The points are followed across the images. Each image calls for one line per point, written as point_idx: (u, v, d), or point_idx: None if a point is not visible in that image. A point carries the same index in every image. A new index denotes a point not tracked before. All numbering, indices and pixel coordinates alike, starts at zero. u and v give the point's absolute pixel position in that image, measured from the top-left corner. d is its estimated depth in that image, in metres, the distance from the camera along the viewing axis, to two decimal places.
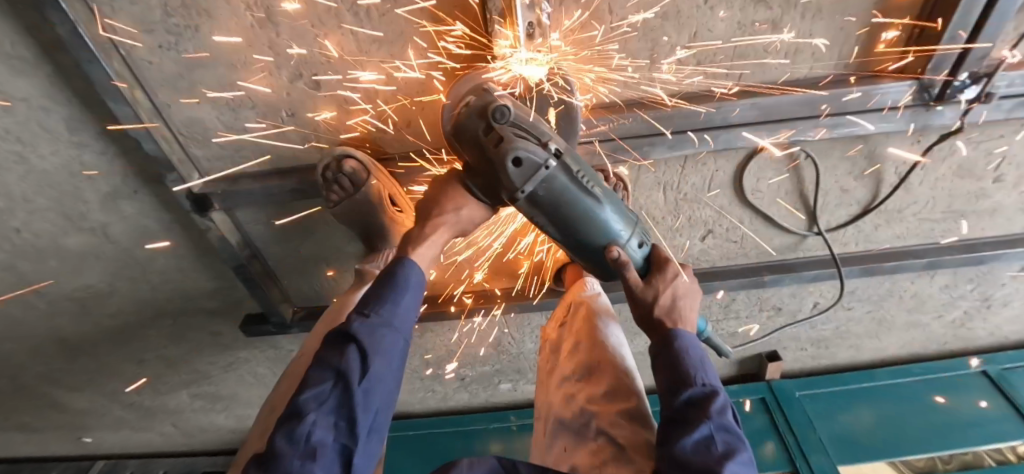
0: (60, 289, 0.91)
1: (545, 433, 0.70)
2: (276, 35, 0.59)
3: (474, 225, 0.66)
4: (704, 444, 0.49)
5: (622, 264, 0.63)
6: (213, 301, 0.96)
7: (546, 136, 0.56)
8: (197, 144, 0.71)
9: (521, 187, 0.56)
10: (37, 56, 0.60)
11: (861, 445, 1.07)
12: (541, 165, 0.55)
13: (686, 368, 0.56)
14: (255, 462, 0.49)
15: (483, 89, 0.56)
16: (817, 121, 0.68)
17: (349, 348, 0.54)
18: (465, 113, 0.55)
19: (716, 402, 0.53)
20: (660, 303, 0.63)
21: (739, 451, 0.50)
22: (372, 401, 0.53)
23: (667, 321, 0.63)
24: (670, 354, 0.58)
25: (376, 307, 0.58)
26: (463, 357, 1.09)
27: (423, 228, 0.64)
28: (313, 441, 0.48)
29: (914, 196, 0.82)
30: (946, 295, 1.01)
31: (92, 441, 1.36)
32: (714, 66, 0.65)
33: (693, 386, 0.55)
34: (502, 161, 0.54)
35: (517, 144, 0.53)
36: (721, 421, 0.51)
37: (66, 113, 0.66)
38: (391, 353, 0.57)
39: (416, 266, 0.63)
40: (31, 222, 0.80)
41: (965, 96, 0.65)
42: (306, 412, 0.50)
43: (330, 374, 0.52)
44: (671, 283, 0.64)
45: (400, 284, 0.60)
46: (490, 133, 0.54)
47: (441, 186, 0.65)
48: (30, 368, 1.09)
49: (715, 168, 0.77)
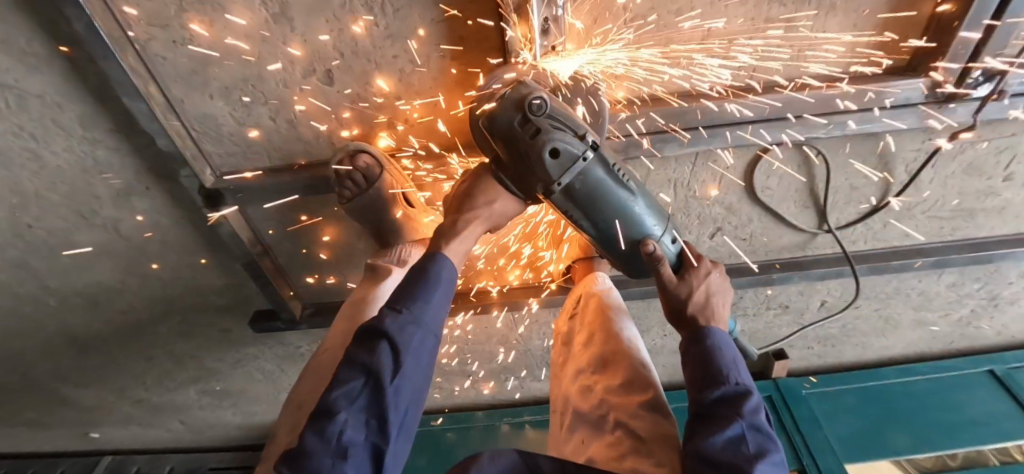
0: (71, 285, 0.92)
1: (562, 426, 0.71)
2: (290, 31, 0.60)
3: (506, 219, 0.67)
4: (735, 443, 0.50)
5: (656, 258, 0.64)
6: (222, 297, 0.96)
7: (583, 129, 0.57)
8: (209, 140, 0.71)
9: (558, 179, 0.58)
10: (52, 51, 0.60)
11: (868, 443, 1.08)
12: (578, 157, 0.57)
13: (718, 367, 0.57)
14: (287, 457, 0.51)
15: (518, 81, 0.57)
16: (828, 119, 0.68)
17: (379, 345, 0.54)
18: (500, 105, 0.55)
19: (749, 402, 0.53)
20: (693, 298, 0.64)
21: (769, 452, 0.50)
22: (401, 399, 0.54)
23: (699, 318, 0.63)
24: (702, 348, 0.60)
25: (407, 304, 0.58)
26: (471, 354, 1.09)
27: (455, 222, 0.65)
28: (343, 441, 0.50)
29: (924, 194, 0.82)
30: (954, 293, 1.01)
31: (99, 437, 1.36)
32: (726, 62, 0.65)
33: (726, 384, 0.56)
34: (540, 151, 0.56)
35: (555, 135, 0.55)
36: (753, 421, 0.52)
37: (81, 109, 0.66)
38: (421, 351, 0.57)
39: (447, 261, 0.63)
40: (42, 218, 0.80)
41: (978, 93, 0.65)
42: (337, 411, 0.51)
43: (359, 372, 0.53)
44: (705, 279, 0.66)
45: (432, 280, 0.60)
46: (526, 125, 0.55)
47: (471, 180, 0.65)
48: (39, 364, 1.09)
49: (725, 166, 0.77)
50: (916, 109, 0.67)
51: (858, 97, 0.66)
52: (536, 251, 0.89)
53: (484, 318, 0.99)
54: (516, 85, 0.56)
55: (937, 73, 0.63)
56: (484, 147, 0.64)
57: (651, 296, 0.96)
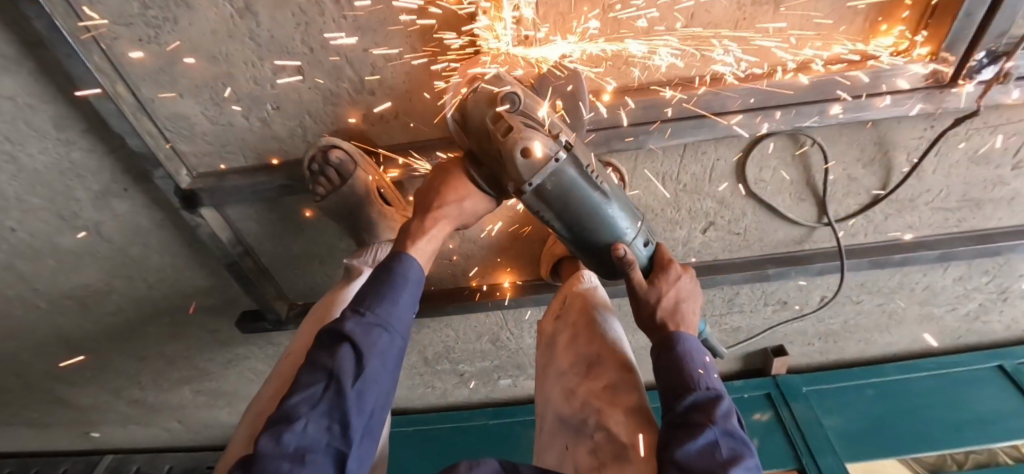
0: (58, 288, 0.92)
1: (544, 431, 0.68)
2: (256, 25, 0.58)
3: (475, 217, 0.66)
4: (709, 449, 0.47)
5: (628, 262, 0.63)
6: (209, 298, 0.95)
7: (557, 129, 0.55)
8: (183, 140, 0.70)
9: (529, 179, 0.55)
10: (18, 53, 0.59)
11: (870, 441, 1.04)
12: (551, 157, 0.54)
13: (688, 373, 0.55)
14: (239, 464, 0.49)
15: (492, 75, 0.55)
16: (822, 107, 0.64)
17: (342, 347, 0.53)
18: (473, 99, 0.54)
19: (722, 406, 0.51)
20: (666, 302, 0.63)
21: (744, 456, 0.48)
22: (365, 403, 0.53)
23: (670, 323, 0.62)
24: (672, 356, 0.58)
25: (373, 305, 0.57)
26: (462, 353, 1.08)
27: (422, 220, 0.64)
28: (302, 445, 0.48)
29: (927, 184, 0.79)
30: (962, 287, 0.97)
31: (99, 437, 1.38)
32: (712, 49, 0.62)
33: (697, 390, 0.54)
34: (511, 151, 0.53)
35: (527, 135, 0.52)
36: (726, 426, 0.50)
37: (53, 111, 0.65)
38: (387, 353, 0.56)
39: (414, 261, 0.62)
40: (24, 221, 0.80)
41: (982, 77, 0.62)
42: (297, 417, 0.49)
43: (321, 377, 0.52)
44: (675, 284, 0.64)
45: (398, 281, 0.60)
46: (499, 121, 0.54)
47: (440, 176, 0.63)
48: (35, 365, 1.10)
49: (715, 157, 0.74)
50: (917, 95, 0.64)
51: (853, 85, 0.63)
52: (523, 247, 0.86)
53: (472, 317, 0.97)
54: (490, 79, 0.54)
55: (941, 57, 0.61)
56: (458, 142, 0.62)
57: None
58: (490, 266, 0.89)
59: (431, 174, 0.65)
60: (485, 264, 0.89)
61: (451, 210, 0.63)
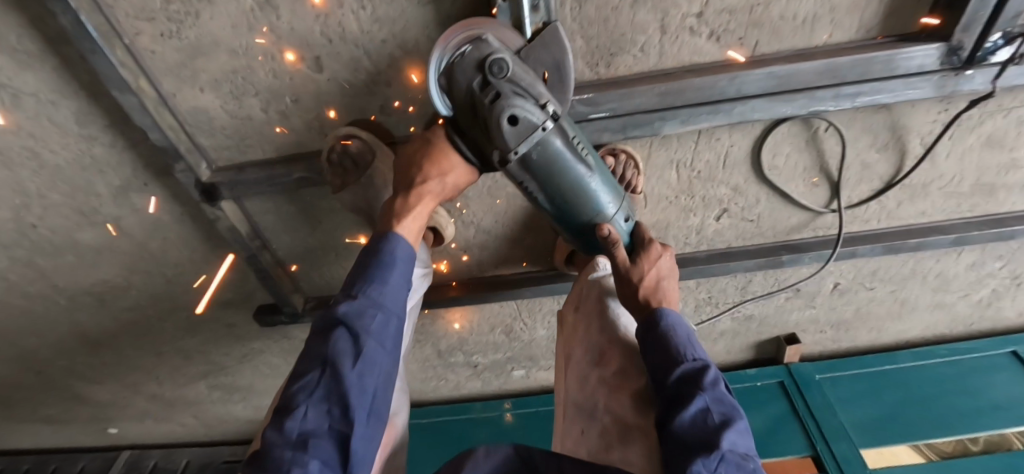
0: (78, 284, 0.93)
1: (564, 418, 0.70)
2: (276, 18, 0.59)
3: (457, 192, 0.66)
4: (700, 416, 0.51)
5: (612, 241, 0.64)
6: (225, 293, 0.96)
7: (544, 97, 0.55)
8: (203, 134, 0.71)
9: (514, 147, 0.55)
10: (43, 49, 0.60)
11: (885, 429, 1.05)
12: (537, 126, 0.54)
13: (674, 347, 0.57)
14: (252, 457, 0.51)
15: (478, 38, 0.54)
16: (835, 92, 0.65)
17: (335, 332, 0.55)
18: (459, 64, 0.55)
19: (708, 375, 0.54)
20: (648, 281, 0.64)
21: (735, 419, 0.51)
22: (363, 382, 0.53)
23: (653, 300, 0.63)
24: (655, 332, 0.59)
25: (363, 288, 0.58)
26: (475, 345, 1.08)
27: (407, 198, 0.63)
28: (305, 430, 0.50)
29: (941, 169, 0.79)
30: (975, 273, 0.97)
31: (116, 433, 1.39)
32: (728, 35, 0.63)
33: (684, 362, 0.56)
34: (497, 118, 0.53)
35: (513, 102, 0.53)
36: (715, 392, 0.53)
37: (75, 106, 0.66)
38: (382, 333, 0.57)
39: (402, 240, 0.62)
40: (45, 217, 0.81)
41: (997, 58, 0.62)
42: (296, 406, 0.51)
43: (317, 364, 0.53)
44: (657, 262, 0.66)
45: (387, 261, 0.60)
46: (486, 88, 0.54)
47: (421, 150, 0.63)
48: (54, 362, 1.11)
49: (729, 144, 0.74)
50: (930, 78, 0.64)
51: (867, 68, 0.63)
52: (537, 238, 0.87)
53: (486, 308, 0.97)
54: (476, 42, 0.54)
55: (953, 38, 0.60)
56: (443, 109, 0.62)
57: None
58: (504, 256, 0.90)
59: (413, 146, 0.64)
60: (498, 254, 0.90)
61: (436, 186, 0.63)
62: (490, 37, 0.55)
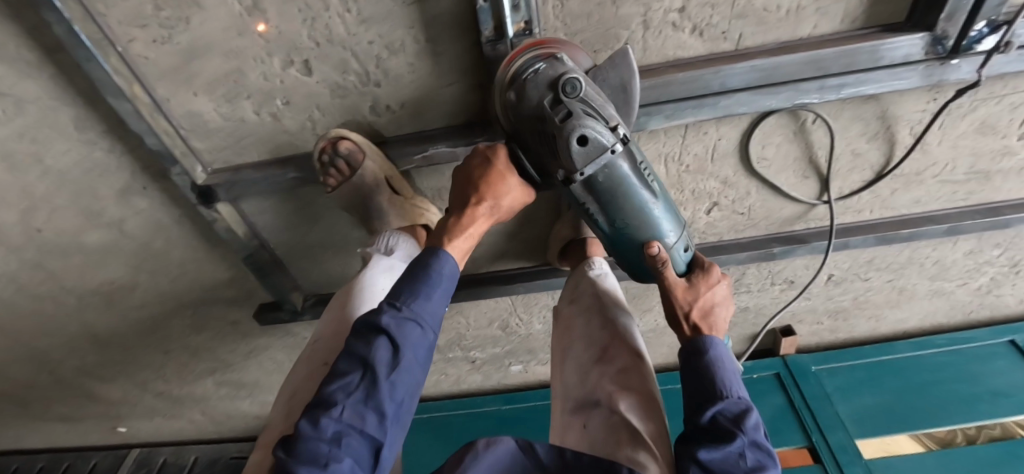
0: (83, 285, 0.95)
1: (559, 413, 0.68)
2: (265, 22, 0.60)
3: (510, 211, 0.68)
4: (734, 457, 0.49)
5: (660, 262, 0.65)
6: (227, 292, 0.98)
7: (614, 120, 0.57)
8: (198, 137, 0.73)
9: (581, 169, 0.58)
10: (43, 57, 0.62)
11: (882, 417, 1.04)
12: (606, 148, 0.57)
13: (716, 381, 0.56)
14: (281, 445, 0.51)
15: (553, 56, 0.56)
16: (821, 83, 0.65)
17: (378, 338, 0.54)
18: (531, 81, 0.56)
19: (752, 417, 0.52)
20: (700, 303, 0.65)
21: (768, 468, 0.49)
22: (396, 393, 0.53)
23: (703, 326, 0.64)
24: (702, 360, 0.59)
25: (408, 301, 0.57)
26: (474, 340, 1.10)
27: (459, 218, 0.64)
28: (338, 429, 0.49)
29: (933, 157, 0.78)
30: (972, 262, 0.97)
31: (127, 431, 1.42)
32: (712, 29, 0.63)
33: (726, 399, 0.54)
34: (568, 137, 0.56)
35: (585, 123, 0.55)
36: (754, 437, 0.51)
37: (74, 112, 0.68)
38: (420, 346, 0.56)
39: (450, 257, 0.62)
40: (50, 220, 0.83)
41: (983, 47, 0.62)
42: (334, 403, 0.51)
43: (358, 366, 0.53)
44: (712, 289, 0.66)
45: (433, 276, 0.60)
46: (557, 107, 0.56)
47: (481, 168, 0.63)
48: (64, 362, 1.14)
49: (718, 137, 0.74)
50: (917, 67, 0.64)
51: (851, 58, 0.63)
52: (530, 234, 0.88)
53: (483, 303, 0.98)
54: (550, 60, 0.56)
55: (936, 27, 0.61)
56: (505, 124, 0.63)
57: None
58: (499, 253, 0.91)
59: (474, 164, 0.64)
60: (493, 251, 0.91)
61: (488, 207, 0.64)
62: (564, 56, 0.56)
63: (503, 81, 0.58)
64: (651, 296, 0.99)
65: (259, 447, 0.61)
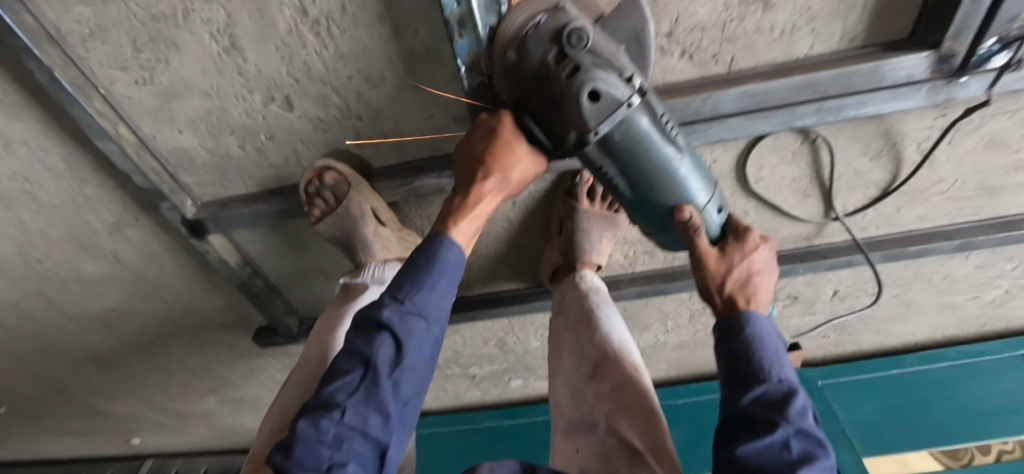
0: (86, 311, 0.97)
1: (553, 435, 0.64)
2: (243, 61, 0.59)
3: (523, 186, 0.58)
4: (775, 448, 0.42)
5: (693, 227, 0.53)
6: (224, 315, 0.99)
7: (629, 69, 0.46)
8: (186, 172, 0.73)
9: (595, 128, 0.47)
10: (27, 100, 0.62)
11: (887, 434, 1.03)
12: (622, 102, 0.46)
13: (755, 360, 0.48)
14: (280, 443, 0.49)
15: (554, 6, 0.47)
16: (818, 106, 0.63)
17: (380, 336, 0.50)
18: (532, 34, 0.47)
19: (796, 402, 0.44)
20: (736, 274, 0.53)
21: (817, 458, 0.43)
22: (399, 392, 0.50)
23: (740, 298, 0.53)
24: (738, 340, 0.50)
25: (411, 293, 0.52)
26: (471, 357, 1.09)
27: (464, 198, 0.54)
28: (340, 433, 0.47)
29: (940, 173, 0.75)
30: (984, 275, 0.93)
31: (139, 442, 1.46)
32: (701, 53, 0.61)
33: (767, 382, 0.47)
34: (576, 93, 0.45)
35: (595, 75, 0.45)
36: (800, 425, 0.43)
37: (63, 151, 0.69)
38: (424, 343, 0.52)
39: (455, 246, 0.54)
40: (48, 252, 0.84)
41: (993, 63, 0.58)
42: (335, 405, 0.48)
43: (359, 364, 0.50)
44: (750, 255, 0.54)
45: (438, 267, 0.53)
46: (563, 60, 0.46)
47: (484, 142, 0.52)
48: (74, 380, 1.17)
49: (712, 159, 0.72)
50: (922, 88, 0.61)
51: (849, 80, 0.60)
52: (521, 257, 0.87)
53: (478, 324, 0.98)
54: (552, 11, 0.47)
55: (942, 45, 0.57)
56: (505, 87, 0.53)
57: (648, 297, 0.91)
58: (490, 276, 0.90)
59: (476, 134, 0.53)
60: (485, 274, 0.90)
61: (494, 185, 0.53)
62: (567, 5, 0.47)
63: (502, 39, 0.49)
64: (648, 314, 0.98)
65: (254, 458, 0.62)
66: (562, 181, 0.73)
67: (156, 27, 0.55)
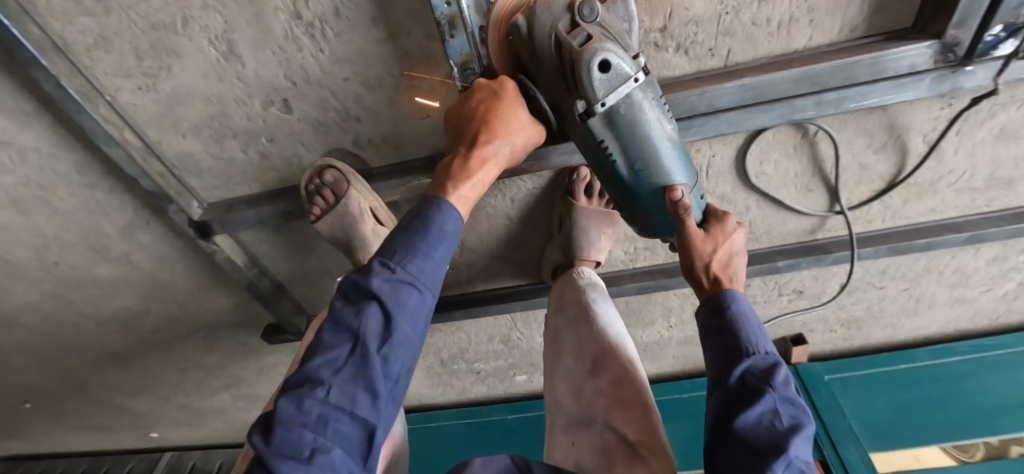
0: (102, 311, 1.00)
1: (548, 432, 0.63)
2: (241, 66, 0.60)
3: (523, 155, 0.56)
4: (767, 419, 0.42)
5: (684, 208, 0.52)
6: (234, 314, 1.02)
7: (633, 48, 0.47)
8: (192, 175, 0.75)
9: (602, 99, 0.46)
10: (38, 109, 0.64)
11: (900, 429, 1.01)
12: (629, 77, 0.45)
13: (740, 336, 0.49)
14: (255, 425, 0.43)
15: None
16: (818, 98, 0.61)
17: (369, 305, 0.45)
18: (543, 4, 0.44)
19: (781, 372, 0.46)
20: (721, 255, 0.54)
21: (806, 424, 0.43)
22: (392, 370, 0.45)
23: (723, 278, 0.54)
24: (722, 319, 0.51)
25: (404, 261, 0.48)
26: (476, 353, 1.10)
27: (466, 161, 0.51)
28: (325, 413, 0.42)
29: (949, 165, 0.73)
30: (997, 268, 0.90)
31: (158, 437, 1.51)
32: (698, 47, 0.60)
33: (753, 355, 0.48)
34: (588, 61, 0.43)
35: (606, 45, 0.44)
36: (785, 393, 0.44)
37: (74, 158, 0.71)
38: (417, 315, 0.48)
39: (452, 213, 0.51)
40: (65, 255, 0.87)
41: (1001, 51, 0.56)
42: (319, 382, 0.43)
43: (346, 338, 0.45)
44: (731, 236, 0.55)
45: (433, 234, 0.49)
46: (573, 30, 0.44)
47: (489, 105, 0.50)
48: (94, 378, 1.21)
49: (712, 154, 0.71)
50: (926, 79, 0.59)
51: (850, 71, 0.59)
52: (522, 255, 0.87)
53: (482, 320, 0.99)
54: None
55: (946, 34, 0.55)
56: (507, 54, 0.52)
57: (651, 292, 0.90)
58: (492, 273, 0.91)
59: (476, 98, 0.51)
60: (486, 271, 0.91)
61: (499, 148, 0.52)
62: None
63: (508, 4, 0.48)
64: (651, 310, 0.98)
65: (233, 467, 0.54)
66: (561, 178, 0.73)
67: (158, 34, 0.56)
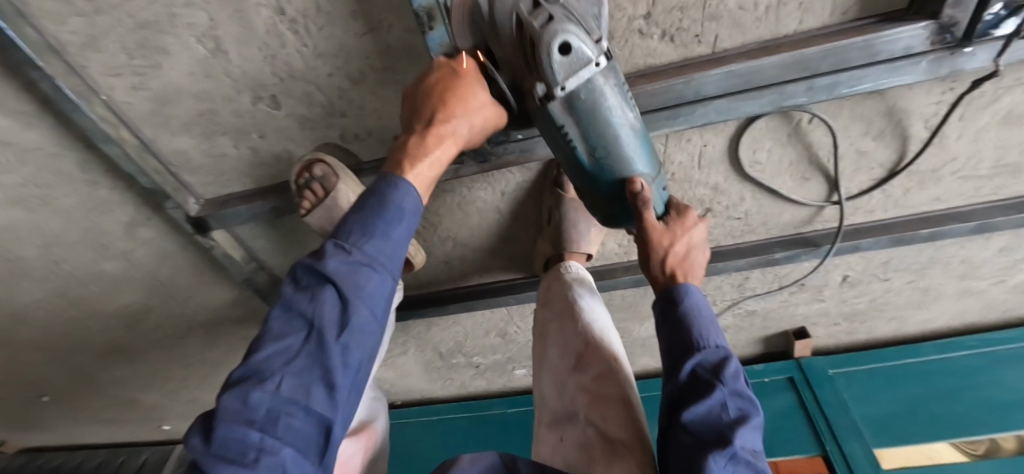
0: (110, 307, 1.03)
1: (536, 427, 0.64)
2: (228, 62, 0.61)
3: (484, 135, 0.55)
4: (716, 412, 0.44)
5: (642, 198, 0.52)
6: (235, 308, 1.04)
7: (597, 32, 0.45)
8: (188, 172, 0.76)
9: (562, 82, 0.44)
10: (37, 109, 0.66)
11: (907, 425, 0.98)
12: (591, 61, 0.44)
13: (692, 330, 0.51)
14: (200, 420, 0.41)
15: None
16: (808, 84, 0.60)
17: (325, 290, 0.44)
18: None
19: (730, 365, 0.48)
20: (677, 247, 0.55)
21: (752, 416, 0.45)
22: (350, 358, 0.44)
23: (678, 273, 0.55)
24: (676, 314, 0.52)
25: (360, 242, 0.47)
26: (474, 347, 1.11)
27: (423, 137, 0.51)
28: (274, 408, 0.40)
29: (952, 151, 0.70)
30: (1008, 259, 0.87)
31: (170, 429, 1.55)
32: (684, 34, 0.59)
33: (704, 349, 0.49)
34: (547, 41, 0.42)
35: (567, 26, 0.42)
36: (734, 386, 0.46)
37: (74, 156, 0.73)
38: (376, 299, 0.47)
39: (411, 190, 0.50)
40: (71, 252, 0.90)
41: (1001, 31, 0.53)
42: (269, 374, 0.41)
43: (300, 327, 0.44)
44: (689, 231, 0.56)
45: (391, 212, 0.48)
46: (535, 11, 0.44)
47: (448, 82, 0.50)
48: (106, 372, 1.25)
49: (702, 143, 0.70)
50: (922, 63, 0.58)
51: (842, 56, 0.57)
52: (514, 249, 0.87)
53: (478, 314, 0.99)
54: None
55: (942, 15, 0.53)
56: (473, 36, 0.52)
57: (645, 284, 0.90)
58: (485, 267, 0.91)
59: (435, 76, 0.51)
60: (480, 264, 0.91)
61: (458, 127, 0.51)
62: None
63: None
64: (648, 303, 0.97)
65: None
66: (549, 171, 0.72)
67: (145, 33, 0.57)
